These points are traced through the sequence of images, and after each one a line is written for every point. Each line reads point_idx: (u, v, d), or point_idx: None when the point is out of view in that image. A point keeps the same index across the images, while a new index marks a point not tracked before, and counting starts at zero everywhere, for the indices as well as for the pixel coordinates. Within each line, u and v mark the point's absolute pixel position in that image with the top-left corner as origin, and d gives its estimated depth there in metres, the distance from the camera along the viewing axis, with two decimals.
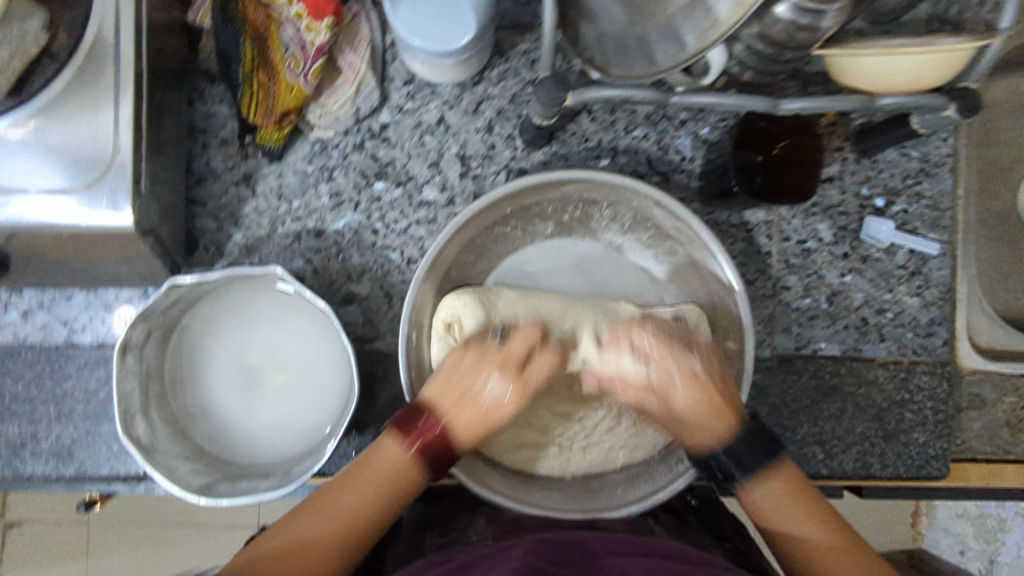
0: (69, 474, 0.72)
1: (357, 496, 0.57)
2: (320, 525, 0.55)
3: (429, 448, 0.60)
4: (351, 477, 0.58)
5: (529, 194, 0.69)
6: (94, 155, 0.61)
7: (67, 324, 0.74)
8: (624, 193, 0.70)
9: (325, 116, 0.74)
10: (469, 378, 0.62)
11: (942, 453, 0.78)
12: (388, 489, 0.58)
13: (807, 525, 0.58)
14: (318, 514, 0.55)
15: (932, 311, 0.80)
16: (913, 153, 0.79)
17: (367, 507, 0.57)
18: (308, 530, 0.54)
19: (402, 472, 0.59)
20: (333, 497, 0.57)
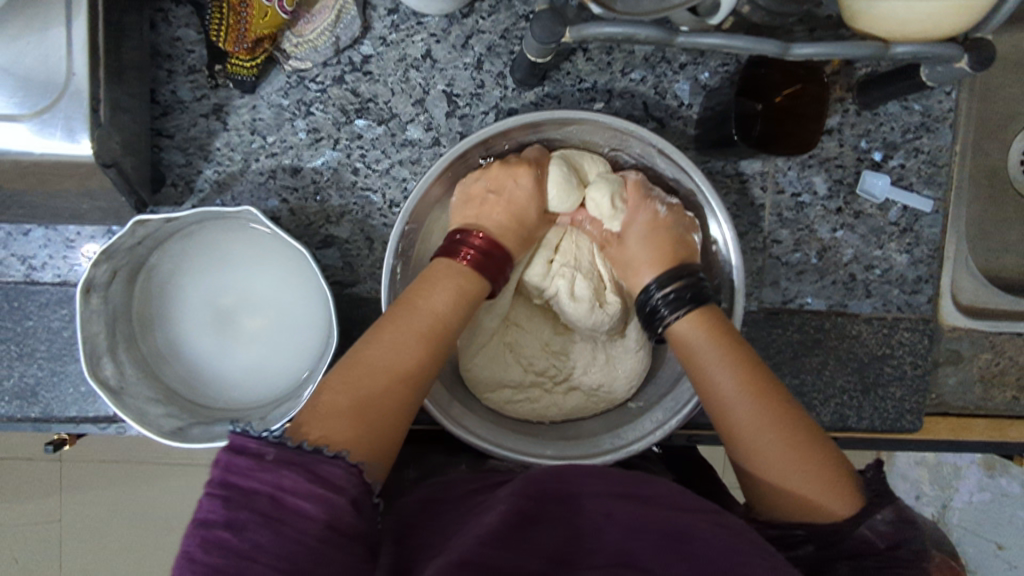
0: (34, 415, 0.70)
1: (441, 301, 0.58)
2: (393, 354, 0.54)
3: (481, 261, 0.62)
4: (422, 286, 0.59)
5: (528, 129, 0.67)
6: (47, 79, 0.56)
7: (26, 260, 0.70)
8: (628, 139, 0.68)
9: (302, 45, 0.68)
10: (494, 186, 0.65)
11: (917, 408, 0.79)
12: (460, 297, 0.59)
13: (718, 373, 0.58)
14: (395, 329, 0.56)
15: (919, 269, 0.79)
16: (914, 106, 0.77)
17: (444, 312, 0.58)
18: (388, 350, 0.54)
19: (468, 286, 0.60)
20: (400, 317, 0.56)
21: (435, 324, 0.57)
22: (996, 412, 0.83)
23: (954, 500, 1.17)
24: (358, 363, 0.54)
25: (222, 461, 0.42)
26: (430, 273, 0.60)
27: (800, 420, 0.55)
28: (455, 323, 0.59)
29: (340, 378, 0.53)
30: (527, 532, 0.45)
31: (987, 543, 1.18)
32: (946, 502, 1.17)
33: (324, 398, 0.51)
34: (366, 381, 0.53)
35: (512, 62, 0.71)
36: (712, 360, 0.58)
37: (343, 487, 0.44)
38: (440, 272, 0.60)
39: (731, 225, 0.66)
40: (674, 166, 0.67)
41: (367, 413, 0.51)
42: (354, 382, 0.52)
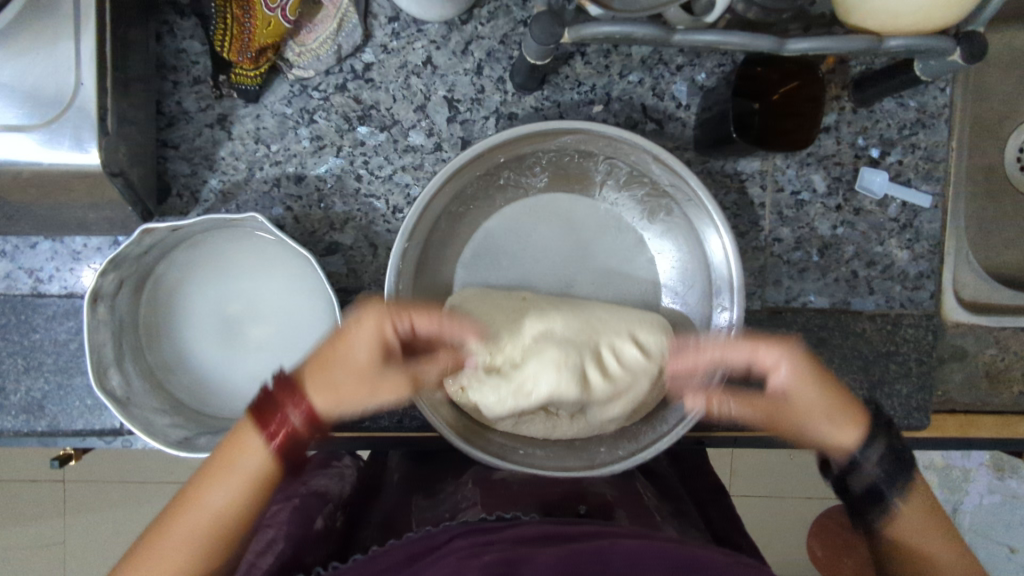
0: (40, 429, 0.70)
1: (220, 493, 0.50)
2: (230, 477, 0.51)
3: (288, 433, 0.51)
4: (214, 468, 0.51)
5: (527, 142, 0.68)
6: (55, 90, 0.56)
7: (32, 273, 0.70)
8: (621, 146, 0.69)
9: (305, 55, 0.69)
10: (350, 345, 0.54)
11: (924, 405, 0.79)
12: (263, 456, 0.51)
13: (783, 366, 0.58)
14: (185, 515, 0.50)
15: (921, 265, 0.79)
16: (910, 103, 0.77)
17: (224, 498, 0.50)
18: (193, 519, 0.50)
19: (248, 465, 0.51)
20: (205, 476, 0.51)
21: (206, 489, 0.50)
22: (1004, 408, 0.82)
23: (964, 504, 1.15)
24: (211, 500, 0.50)
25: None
26: (226, 444, 0.52)
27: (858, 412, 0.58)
28: (257, 495, 0.51)
29: (177, 522, 0.50)
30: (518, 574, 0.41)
31: (999, 547, 1.17)
32: (956, 506, 1.15)
33: (142, 549, 0.50)
34: (161, 566, 0.48)
35: (511, 66, 0.72)
36: (841, 424, 0.58)
37: None
38: (224, 452, 0.51)
39: (729, 228, 0.67)
40: (671, 172, 0.68)
41: (167, 559, 0.48)
42: (160, 553, 0.49)
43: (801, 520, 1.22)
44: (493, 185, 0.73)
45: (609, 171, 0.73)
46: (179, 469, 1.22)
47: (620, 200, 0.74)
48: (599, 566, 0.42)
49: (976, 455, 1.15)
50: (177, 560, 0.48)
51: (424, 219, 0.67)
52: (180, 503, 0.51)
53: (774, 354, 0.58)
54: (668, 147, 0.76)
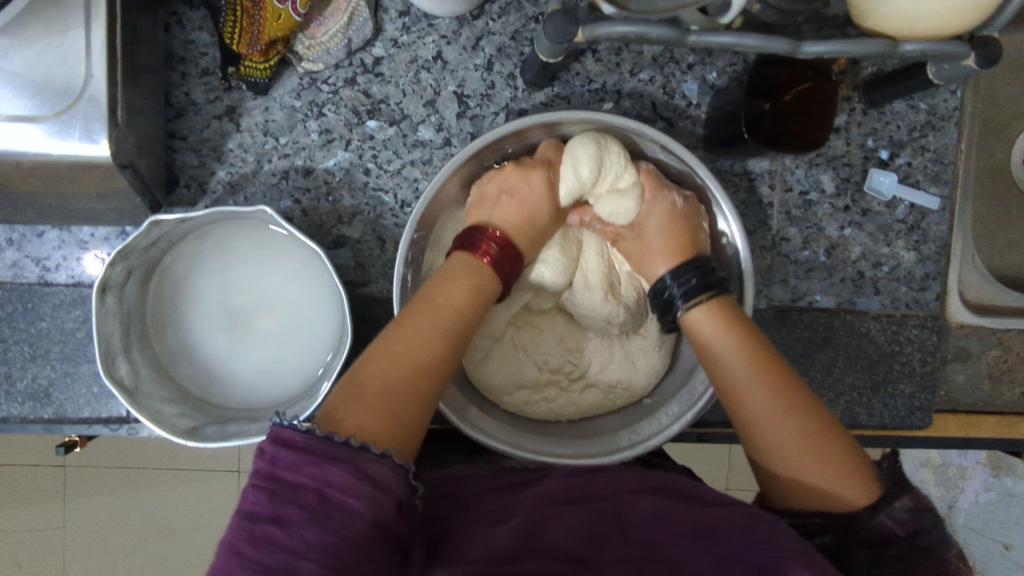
0: (47, 417, 0.70)
1: (453, 306, 0.57)
2: (446, 308, 0.57)
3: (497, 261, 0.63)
4: (436, 294, 0.57)
5: (534, 132, 0.69)
6: (66, 81, 0.56)
7: (40, 262, 0.70)
8: (628, 135, 0.69)
9: (314, 48, 0.69)
10: (507, 187, 0.67)
11: (927, 404, 0.79)
12: (478, 288, 0.59)
13: (723, 348, 0.59)
14: (410, 337, 0.54)
15: (927, 266, 0.80)
16: (920, 104, 0.77)
17: (452, 324, 0.57)
18: (412, 346, 0.53)
19: (482, 288, 0.60)
20: (419, 315, 0.56)
21: (425, 325, 0.55)
22: (1006, 409, 0.83)
23: (959, 501, 1.16)
24: (431, 325, 0.55)
25: (259, 460, 0.41)
26: (444, 273, 0.59)
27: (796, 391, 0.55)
28: (467, 326, 0.58)
29: (392, 346, 0.53)
30: (542, 537, 0.47)
31: (993, 543, 1.19)
32: (951, 504, 1.16)
33: (367, 367, 0.52)
34: (398, 385, 0.51)
35: (522, 62, 0.71)
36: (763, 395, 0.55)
37: (383, 484, 0.43)
38: (438, 288, 0.58)
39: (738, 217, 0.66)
40: (679, 161, 0.68)
41: (388, 381, 0.51)
42: (378, 376, 0.51)
43: None
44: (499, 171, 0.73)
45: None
46: (181, 455, 1.23)
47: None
48: (616, 527, 0.47)
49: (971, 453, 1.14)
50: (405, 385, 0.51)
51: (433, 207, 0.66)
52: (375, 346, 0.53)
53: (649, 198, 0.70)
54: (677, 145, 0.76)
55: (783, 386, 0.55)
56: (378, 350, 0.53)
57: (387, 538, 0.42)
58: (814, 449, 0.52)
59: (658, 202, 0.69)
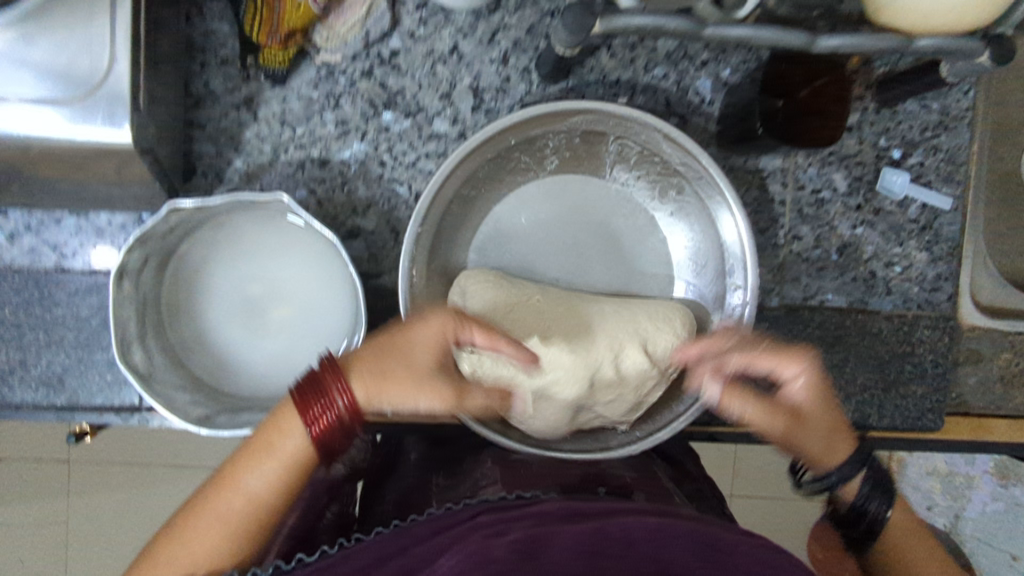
0: (60, 403, 0.70)
1: (256, 477, 0.51)
2: (244, 483, 0.51)
3: (329, 429, 0.51)
4: (248, 453, 0.51)
5: (536, 123, 0.68)
6: (89, 66, 0.56)
7: (57, 248, 0.70)
8: (631, 125, 0.68)
9: (332, 39, 0.70)
10: (410, 336, 0.55)
11: (938, 406, 0.79)
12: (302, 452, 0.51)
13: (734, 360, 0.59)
14: (222, 498, 0.50)
15: (939, 267, 0.80)
16: (933, 105, 0.77)
17: (266, 485, 0.51)
18: (210, 520, 0.50)
19: (290, 451, 0.51)
20: (228, 483, 0.51)
21: (227, 505, 0.50)
22: (1018, 412, 0.83)
23: (966, 510, 1.17)
24: (250, 470, 0.51)
25: None
26: (260, 435, 0.52)
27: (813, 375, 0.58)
28: (286, 480, 0.51)
29: (190, 527, 0.50)
30: (541, 556, 0.41)
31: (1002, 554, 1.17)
32: (958, 512, 1.17)
33: (173, 526, 0.50)
34: (204, 549, 0.49)
35: (538, 56, 0.72)
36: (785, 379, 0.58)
37: None
38: (248, 460, 0.51)
39: (741, 205, 0.67)
40: (681, 150, 0.68)
41: (204, 538, 0.49)
42: (193, 527, 0.49)
43: (804, 523, 1.23)
44: (504, 166, 0.73)
45: (618, 153, 0.73)
46: (185, 453, 1.24)
47: (631, 181, 0.75)
48: (624, 547, 0.42)
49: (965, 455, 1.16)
50: (220, 531, 0.49)
51: (440, 200, 0.67)
52: (193, 504, 0.51)
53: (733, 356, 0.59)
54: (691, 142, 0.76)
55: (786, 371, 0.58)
56: (198, 508, 0.50)
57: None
58: (834, 435, 0.59)
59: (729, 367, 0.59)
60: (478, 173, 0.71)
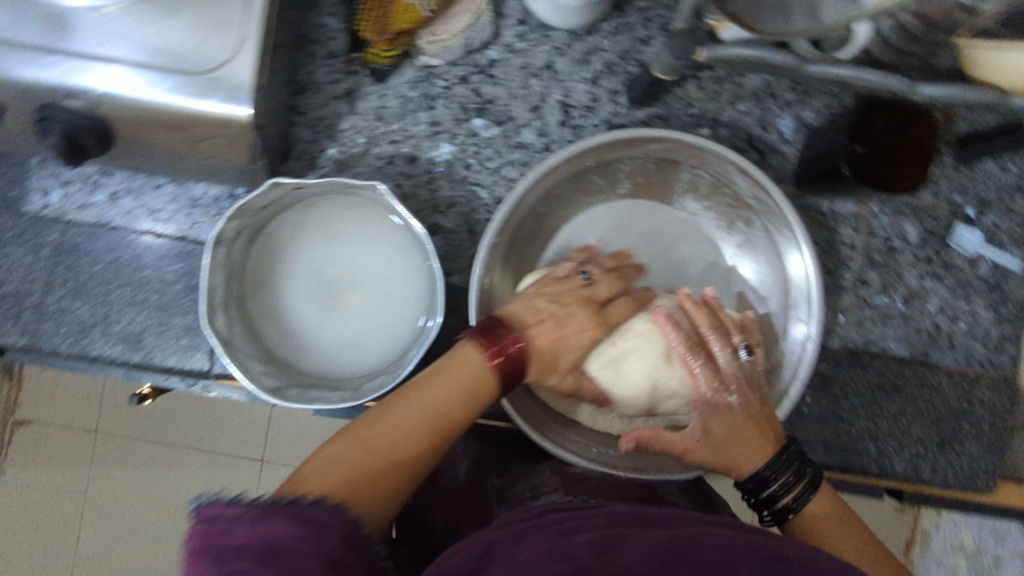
0: (135, 360, 0.73)
1: (449, 395, 0.53)
2: (437, 403, 0.52)
3: (508, 364, 0.56)
4: (440, 375, 0.53)
5: (615, 149, 0.70)
6: (221, 43, 0.60)
7: (152, 212, 0.73)
8: (707, 157, 0.70)
9: (435, 44, 0.72)
10: (558, 309, 0.62)
11: (992, 470, 0.78)
12: (478, 392, 0.54)
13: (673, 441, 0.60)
14: (415, 404, 0.51)
15: (1005, 328, 0.79)
16: (1011, 167, 0.78)
17: (454, 404, 0.53)
18: (397, 429, 0.50)
19: (480, 378, 0.54)
20: (414, 399, 0.52)
21: (415, 423, 0.51)
22: None
23: None
24: (432, 399, 0.52)
25: (189, 533, 0.40)
26: (449, 360, 0.54)
27: (751, 438, 0.59)
28: (462, 417, 0.54)
29: (369, 433, 0.49)
30: (618, 552, 0.41)
31: None
32: None
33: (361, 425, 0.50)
34: (382, 461, 0.48)
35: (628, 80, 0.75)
36: (740, 453, 0.59)
37: (328, 525, 0.41)
38: (433, 386, 0.52)
39: (812, 245, 0.67)
40: (754, 184, 0.69)
41: (377, 441, 0.49)
42: (382, 428, 0.50)
43: None
44: (577, 186, 0.75)
45: (690, 182, 0.76)
46: (216, 436, 1.26)
47: (699, 211, 0.77)
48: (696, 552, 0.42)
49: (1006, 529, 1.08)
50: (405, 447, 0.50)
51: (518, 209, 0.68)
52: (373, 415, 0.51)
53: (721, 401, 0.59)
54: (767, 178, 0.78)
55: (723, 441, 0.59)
56: (385, 408, 0.51)
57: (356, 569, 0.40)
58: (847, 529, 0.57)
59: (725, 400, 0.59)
60: (555, 189, 0.73)
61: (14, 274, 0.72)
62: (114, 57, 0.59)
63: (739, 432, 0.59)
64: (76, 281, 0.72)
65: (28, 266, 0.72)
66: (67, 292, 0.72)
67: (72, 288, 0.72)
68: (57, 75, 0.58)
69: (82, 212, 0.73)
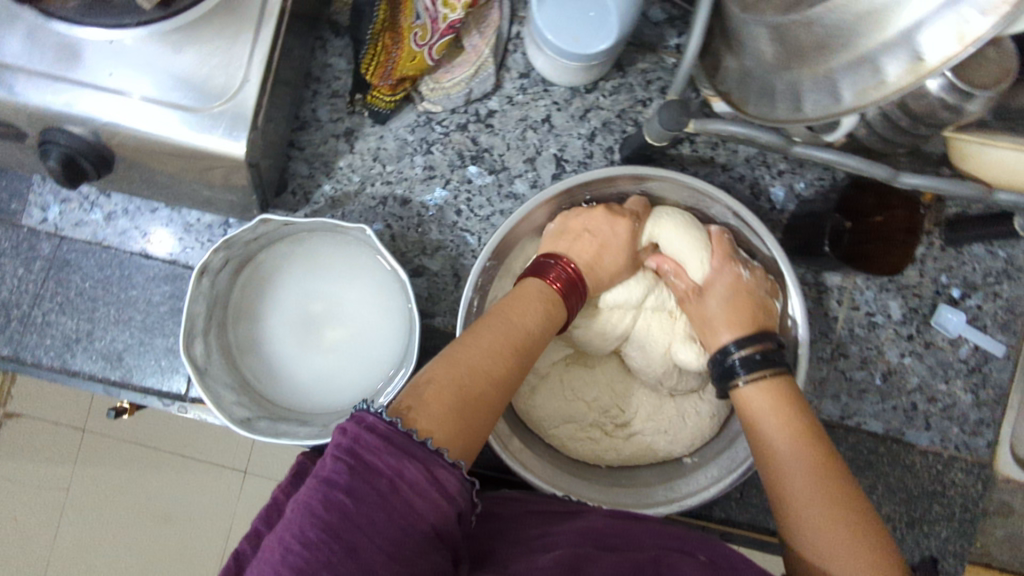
0: (114, 378, 0.74)
1: (529, 317, 0.56)
2: (523, 325, 0.55)
3: (566, 277, 0.63)
4: (512, 299, 0.58)
5: (617, 183, 0.71)
6: (224, 81, 0.61)
7: (145, 235, 0.75)
8: (707, 201, 0.71)
9: (437, 91, 0.74)
10: (592, 226, 0.67)
11: (961, 553, 0.78)
12: (552, 314, 0.59)
13: (672, 279, 0.71)
14: (495, 328, 0.54)
15: (983, 411, 0.79)
16: (999, 253, 0.79)
17: (533, 329, 0.56)
18: (484, 358, 0.51)
19: (556, 307, 0.60)
20: (495, 322, 0.55)
21: (499, 347, 0.53)
22: None
23: None
24: (517, 323, 0.55)
25: (341, 430, 0.41)
26: (518, 290, 0.60)
27: (745, 295, 0.67)
28: (539, 344, 0.56)
29: (464, 357, 0.50)
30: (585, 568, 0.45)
31: None
32: None
33: (451, 353, 0.51)
34: (476, 382, 0.49)
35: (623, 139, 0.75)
36: (733, 321, 0.66)
37: (452, 495, 0.41)
38: (513, 307, 0.56)
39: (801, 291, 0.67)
40: (749, 228, 0.70)
41: (467, 369, 0.50)
42: (471, 354, 0.51)
43: None
44: None
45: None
46: None
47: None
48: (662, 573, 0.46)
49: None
50: (490, 381, 0.50)
51: (508, 241, 0.68)
52: (463, 341, 0.52)
53: (717, 266, 0.69)
54: None
55: (724, 283, 0.68)
56: (471, 336, 0.52)
57: (447, 549, 0.41)
58: (801, 437, 0.56)
59: (725, 269, 0.69)
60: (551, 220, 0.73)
61: (5, 285, 0.73)
62: (117, 89, 0.60)
63: (733, 297, 0.67)
64: (64, 295, 0.74)
65: (18, 278, 0.73)
66: (54, 306, 0.73)
67: (59, 303, 0.73)
68: (61, 101, 0.59)
69: (77, 229, 0.74)
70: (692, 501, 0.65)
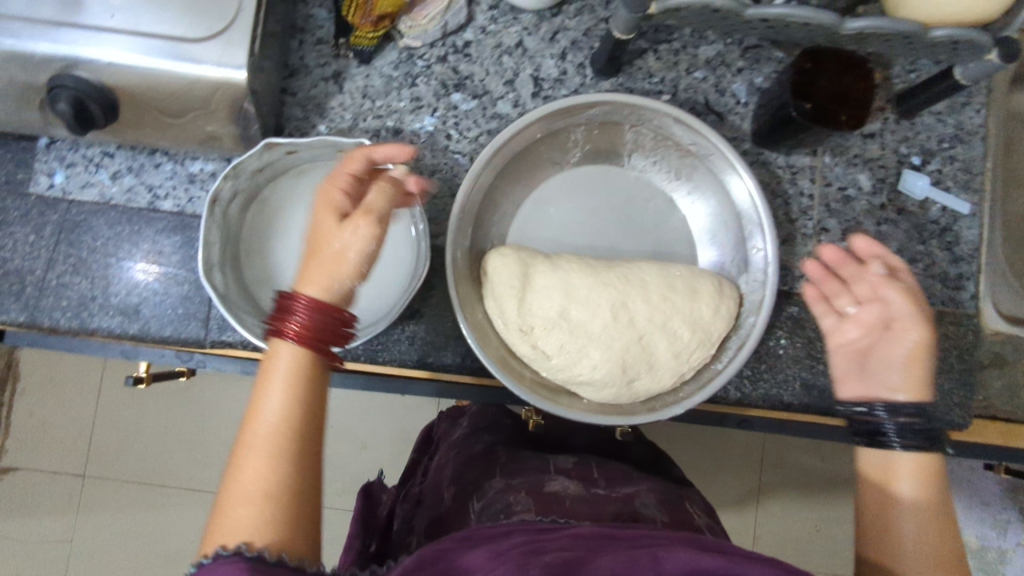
0: (132, 332, 0.75)
1: (280, 397, 0.49)
2: (278, 412, 0.48)
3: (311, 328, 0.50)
4: (265, 378, 0.50)
5: (557, 118, 0.76)
6: (217, 13, 0.65)
7: (152, 190, 0.78)
8: (645, 113, 0.76)
9: (415, 28, 0.79)
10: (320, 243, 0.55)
11: (965, 402, 0.82)
12: (313, 383, 0.50)
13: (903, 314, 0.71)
14: (252, 436, 0.48)
15: (961, 266, 0.84)
16: (949, 120, 0.85)
17: (289, 410, 0.49)
18: (242, 481, 0.46)
19: (297, 358, 0.50)
20: (256, 417, 0.48)
21: (256, 465, 0.46)
22: None
23: None
24: (285, 377, 0.49)
25: None
26: (267, 367, 0.51)
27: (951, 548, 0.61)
28: (306, 411, 0.49)
29: (253, 458, 0.47)
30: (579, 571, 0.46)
31: None
32: None
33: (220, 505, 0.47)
34: (245, 507, 0.45)
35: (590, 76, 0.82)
36: (904, 378, 0.70)
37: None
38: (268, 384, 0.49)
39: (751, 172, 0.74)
40: (692, 131, 0.76)
41: (239, 508, 0.45)
42: (235, 488, 0.46)
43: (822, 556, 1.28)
44: (534, 160, 0.80)
45: (634, 141, 0.80)
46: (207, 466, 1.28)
47: (648, 167, 0.82)
48: None
49: (992, 484, 1.24)
50: (247, 502, 0.45)
51: (476, 192, 0.74)
52: (245, 442, 0.47)
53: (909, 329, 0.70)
54: (727, 137, 0.84)
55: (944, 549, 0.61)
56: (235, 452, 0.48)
57: None
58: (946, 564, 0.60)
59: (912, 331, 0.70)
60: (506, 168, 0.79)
61: (16, 252, 0.75)
62: (120, 29, 0.64)
63: (911, 362, 0.70)
64: (77, 256, 0.76)
65: (30, 244, 0.76)
66: (67, 268, 0.75)
67: (73, 264, 0.76)
68: (66, 47, 0.63)
69: (84, 191, 0.77)
70: (699, 398, 0.69)
